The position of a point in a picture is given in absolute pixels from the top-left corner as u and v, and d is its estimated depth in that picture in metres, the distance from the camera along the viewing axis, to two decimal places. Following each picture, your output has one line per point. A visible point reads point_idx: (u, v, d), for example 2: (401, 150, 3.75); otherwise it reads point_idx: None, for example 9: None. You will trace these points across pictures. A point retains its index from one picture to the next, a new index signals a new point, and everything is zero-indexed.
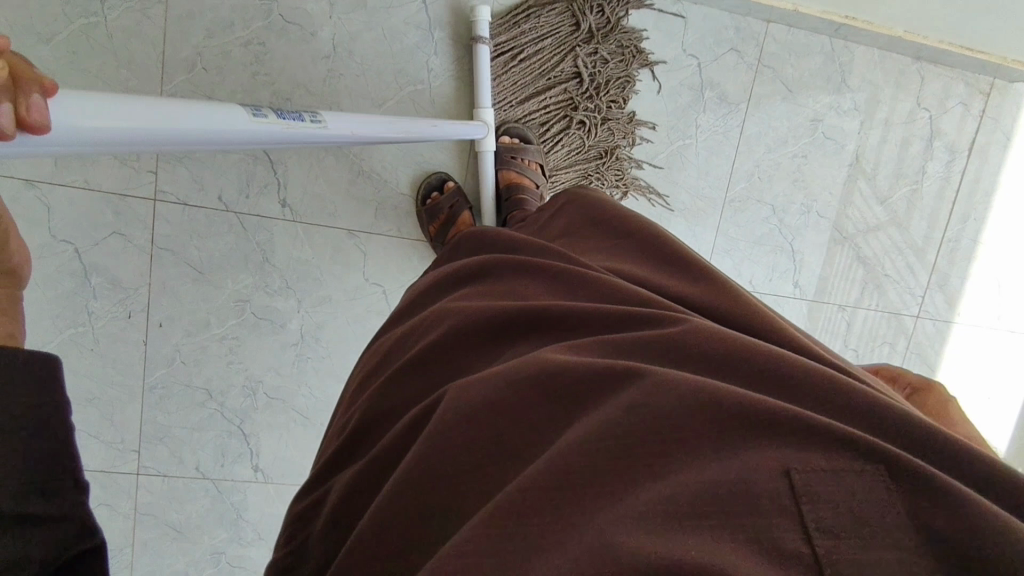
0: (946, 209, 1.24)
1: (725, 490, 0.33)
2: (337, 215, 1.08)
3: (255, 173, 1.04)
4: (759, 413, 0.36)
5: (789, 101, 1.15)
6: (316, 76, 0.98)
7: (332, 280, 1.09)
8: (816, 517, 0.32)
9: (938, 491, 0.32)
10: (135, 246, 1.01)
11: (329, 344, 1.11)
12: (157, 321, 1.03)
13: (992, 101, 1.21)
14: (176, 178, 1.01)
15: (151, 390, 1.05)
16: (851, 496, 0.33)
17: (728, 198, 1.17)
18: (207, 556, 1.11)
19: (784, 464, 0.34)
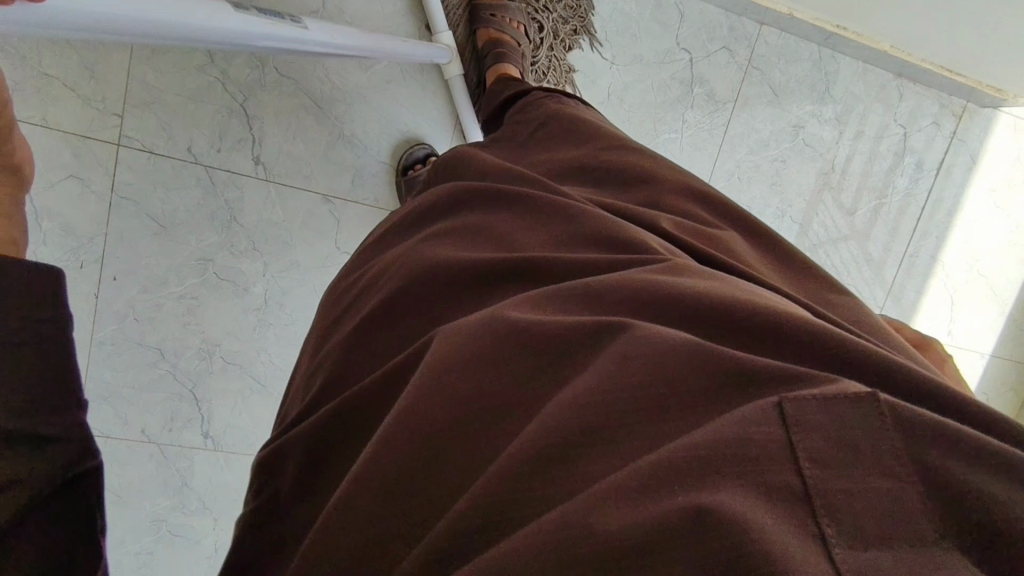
0: (909, 225, 1.28)
1: (722, 430, 0.31)
2: (314, 178, 1.05)
3: (230, 126, 1.00)
4: (748, 370, 0.35)
5: (773, 105, 1.17)
6: None
7: (301, 245, 1.06)
8: (809, 443, 0.30)
9: (929, 423, 0.30)
10: (93, 193, 0.96)
11: (293, 309, 1.08)
12: (111, 273, 0.98)
13: (963, 124, 1.25)
14: (144, 124, 0.96)
15: (99, 346, 1.00)
16: (844, 420, 0.30)
17: None
18: (145, 524, 1.06)
19: (773, 398, 0.32)
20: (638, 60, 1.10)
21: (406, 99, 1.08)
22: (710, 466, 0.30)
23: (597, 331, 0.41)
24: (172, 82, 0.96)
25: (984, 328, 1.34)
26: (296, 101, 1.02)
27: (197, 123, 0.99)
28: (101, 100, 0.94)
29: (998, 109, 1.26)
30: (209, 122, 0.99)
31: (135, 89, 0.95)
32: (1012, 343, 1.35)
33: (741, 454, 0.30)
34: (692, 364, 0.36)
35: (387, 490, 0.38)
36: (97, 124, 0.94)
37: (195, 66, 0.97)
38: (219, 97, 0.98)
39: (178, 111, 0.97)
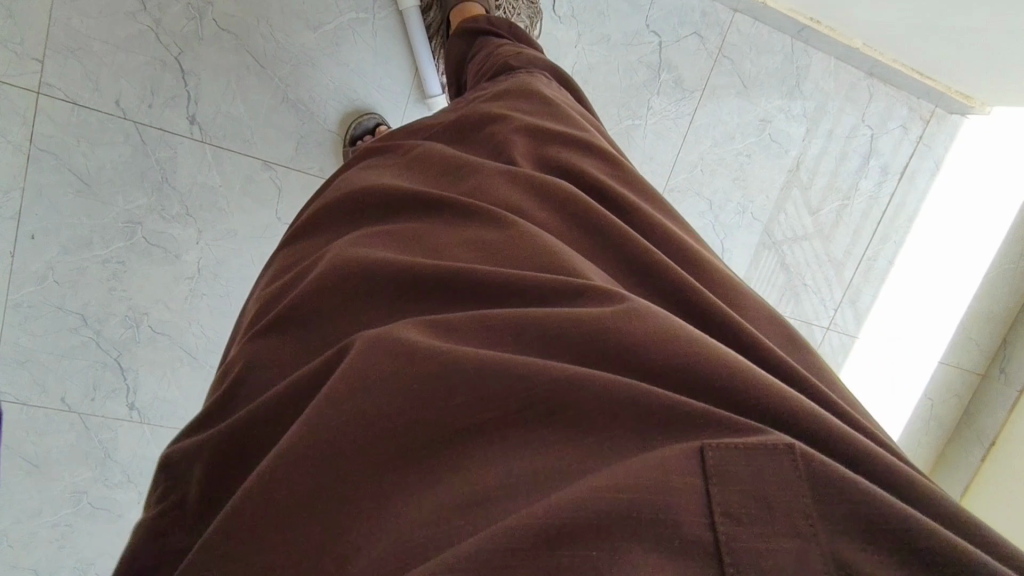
0: (870, 227, 1.27)
1: (629, 484, 0.28)
2: (253, 144, 0.98)
3: (163, 80, 0.93)
4: (684, 413, 0.32)
5: (741, 96, 1.14)
6: None
7: (240, 214, 1.00)
8: (722, 499, 0.28)
9: (847, 485, 0.27)
10: (9, 143, 0.89)
11: (228, 281, 1.01)
12: (29, 232, 0.91)
13: (930, 129, 1.24)
14: (67, 72, 0.89)
15: (17, 308, 0.93)
16: (760, 477, 0.28)
17: (665, 186, 1.15)
18: (65, 495, 1.00)
19: (694, 444, 0.30)
20: (605, 40, 1.05)
21: (357, 64, 1.01)
22: (620, 510, 0.27)
23: (515, 366, 0.34)
24: (102, 30, 0.89)
25: (929, 338, 1.35)
26: (237, 57, 0.95)
27: (126, 75, 0.91)
28: (20, 42, 0.86)
29: (965, 115, 1.25)
30: (140, 75, 0.92)
31: (60, 33, 0.88)
32: (961, 351, 1.37)
33: (652, 505, 0.27)
34: (612, 406, 0.33)
35: (268, 521, 0.34)
36: (15, 67, 0.87)
37: (126, 14, 0.90)
38: (152, 48, 0.91)
39: (105, 61, 0.90)
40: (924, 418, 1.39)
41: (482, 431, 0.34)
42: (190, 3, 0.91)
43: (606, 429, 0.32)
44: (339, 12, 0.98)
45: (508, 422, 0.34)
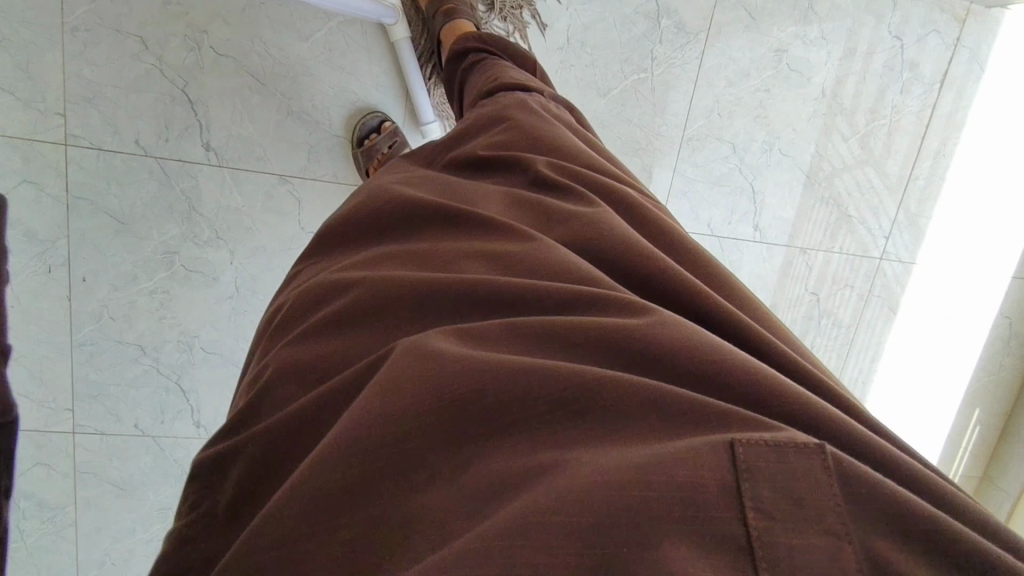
0: (913, 145, 1.20)
1: (656, 482, 0.28)
2: (268, 160, 0.99)
3: (174, 113, 0.94)
4: (703, 412, 0.33)
5: (751, 30, 1.09)
6: (235, 5, 0.93)
7: (265, 229, 1.02)
8: (754, 495, 0.28)
9: (872, 483, 0.28)
10: (49, 196, 0.94)
11: (266, 295, 1.05)
12: (80, 275, 0.98)
13: (969, 28, 1.15)
14: (87, 120, 0.92)
15: (82, 347, 1.01)
16: (791, 474, 0.29)
17: (685, 136, 1.12)
18: (155, 509, 1.12)
19: (722, 439, 0.30)
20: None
21: (353, 65, 1.00)
22: (650, 507, 0.28)
23: (543, 373, 0.35)
24: (111, 74, 0.91)
25: (988, 260, 1.29)
26: (238, 79, 0.95)
27: (140, 111, 0.94)
28: (41, 100, 0.90)
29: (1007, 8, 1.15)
30: (152, 110, 0.94)
31: (74, 85, 0.91)
32: None
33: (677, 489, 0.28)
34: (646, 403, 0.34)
35: (301, 531, 0.34)
36: (40, 126, 0.91)
37: (128, 54, 0.91)
38: (159, 83, 0.93)
39: (118, 102, 0.93)
40: (1000, 338, 1.34)
41: (505, 438, 0.34)
42: (185, 34, 0.92)
43: (630, 425, 0.33)
44: (327, 18, 0.97)
45: (531, 424, 0.34)
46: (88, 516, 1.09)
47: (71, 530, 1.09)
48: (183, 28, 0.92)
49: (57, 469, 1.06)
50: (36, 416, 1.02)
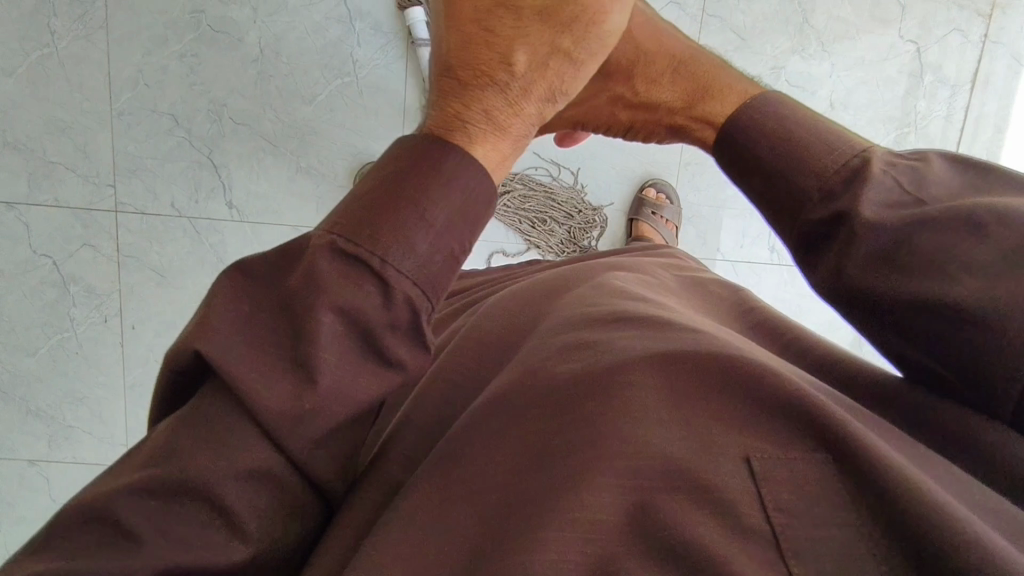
0: (949, 142, 1.28)
1: (680, 483, 0.35)
2: (282, 213, 1.07)
3: (202, 177, 1.04)
4: (724, 404, 0.39)
5: (743, 49, 1.18)
6: (248, 80, 1.02)
7: None
8: (774, 499, 0.34)
9: (885, 466, 0.34)
10: (103, 256, 1.05)
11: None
12: (130, 324, 1.08)
13: (990, 24, 1.23)
14: (132, 189, 1.03)
15: (133, 389, 1.11)
16: (806, 480, 0.35)
17: (680, 161, 1.21)
18: None
19: (740, 451, 0.36)
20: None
21: (351, 123, 1.06)
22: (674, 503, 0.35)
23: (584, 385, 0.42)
24: (150, 147, 1.02)
25: None
26: (254, 144, 1.04)
27: (174, 179, 1.04)
28: (96, 174, 1.02)
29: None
30: (183, 177, 1.04)
31: (121, 159, 1.02)
32: None
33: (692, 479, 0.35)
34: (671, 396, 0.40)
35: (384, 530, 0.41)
36: (95, 196, 1.03)
37: (164, 130, 1.02)
38: (189, 153, 1.03)
39: (156, 172, 1.03)
40: None
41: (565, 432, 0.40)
42: (208, 107, 1.02)
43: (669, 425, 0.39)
44: (327, 81, 1.04)
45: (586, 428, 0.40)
46: None
47: None
48: (207, 103, 1.02)
49: None
50: (97, 451, 1.14)
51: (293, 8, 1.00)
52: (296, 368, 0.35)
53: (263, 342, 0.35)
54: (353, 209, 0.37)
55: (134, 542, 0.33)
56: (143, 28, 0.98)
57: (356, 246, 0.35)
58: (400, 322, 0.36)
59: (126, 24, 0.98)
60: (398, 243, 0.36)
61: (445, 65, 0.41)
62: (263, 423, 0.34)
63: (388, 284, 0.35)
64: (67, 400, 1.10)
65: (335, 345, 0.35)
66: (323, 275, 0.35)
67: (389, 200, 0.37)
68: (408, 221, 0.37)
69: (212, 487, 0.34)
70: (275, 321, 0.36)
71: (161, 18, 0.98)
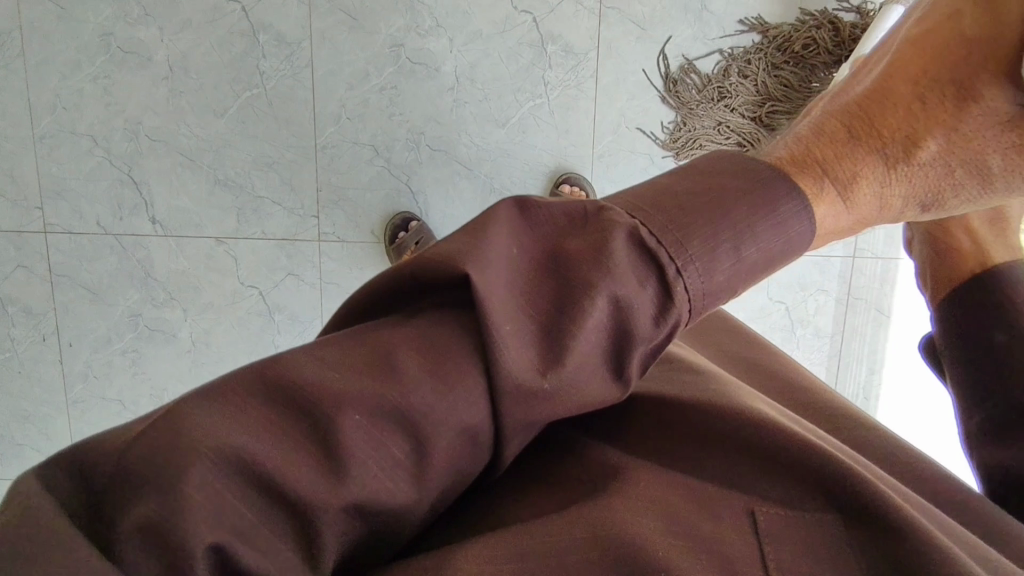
0: None
1: (684, 527, 0.33)
2: (204, 226, 1.03)
3: (123, 194, 1.01)
4: (758, 443, 0.36)
5: (645, 40, 1.03)
6: (160, 98, 0.98)
7: (210, 286, 1.06)
8: (776, 557, 0.33)
9: (903, 530, 0.32)
10: (37, 275, 1.04)
11: (218, 348, 1.09)
12: (67, 340, 1.08)
13: None
14: (59, 209, 1.01)
15: (74, 404, 1.11)
16: (807, 545, 0.33)
17: (594, 154, 1.06)
18: None
19: (748, 505, 0.34)
20: (478, 36, 1.00)
21: (264, 132, 1.00)
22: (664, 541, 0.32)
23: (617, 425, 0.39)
24: (73, 169, 1.00)
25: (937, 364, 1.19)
26: (171, 159, 1.00)
27: (98, 197, 1.01)
28: (24, 197, 1.01)
29: None
30: (105, 194, 1.01)
31: (46, 181, 1.00)
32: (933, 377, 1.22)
33: (685, 526, 0.33)
34: (778, 455, 0.35)
35: None
36: (25, 218, 1.01)
37: (83, 150, 0.99)
38: (108, 170, 1.00)
39: (80, 191, 1.01)
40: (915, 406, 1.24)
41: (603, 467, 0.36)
42: (124, 126, 0.98)
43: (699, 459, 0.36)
44: (236, 94, 0.98)
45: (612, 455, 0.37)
46: None
47: None
48: (124, 123, 0.98)
49: None
50: None
51: (198, 25, 0.96)
52: (552, 350, 0.29)
53: (532, 312, 0.30)
54: (661, 194, 0.32)
55: (337, 473, 0.26)
56: (56, 52, 0.96)
57: (657, 243, 0.30)
58: (651, 344, 0.31)
59: (40, 49, 0.95)
60: (701, 258, 0.30)
61: (847, 109, 0.35)
62: (500, 386, 0.28)
63: (667, 300, 0.30)
64: (15, 417, 1.12)
65: (594, 345, 0.29)
66: (617, 261, 0.29)
67: (708, 191, 0.32)
68: (722, 239, 0.31)
69: (441, 425, 0.27)
70: (552, 294, 0.30)
71: (72, 43, 0.95)
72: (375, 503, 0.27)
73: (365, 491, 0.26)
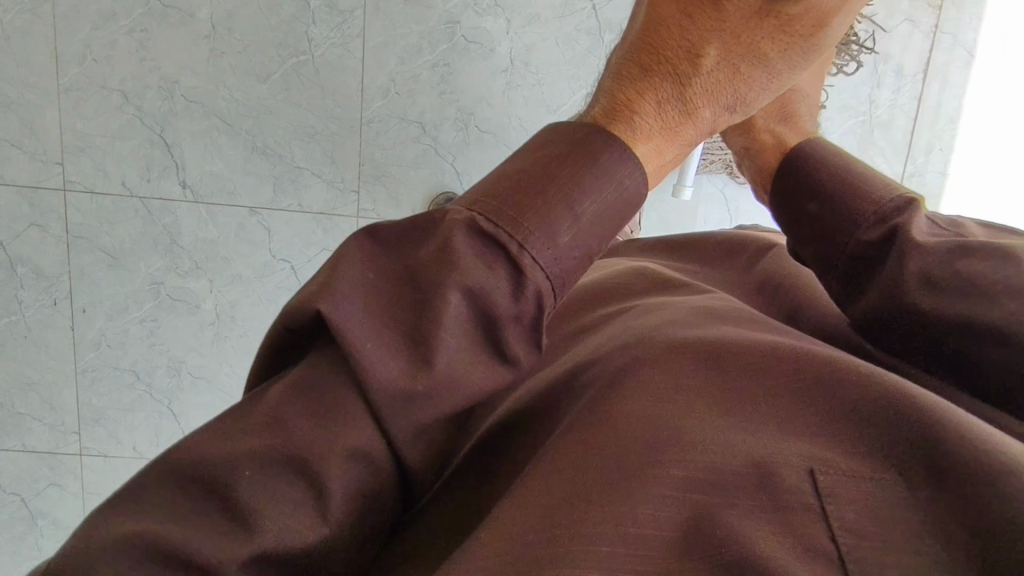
0: (912, 138, 1.16)
1: (735, 485, 0.34)
2: (237, 194, 1.02)
3: (153, 155, 0.99)
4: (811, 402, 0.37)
5: None
6: (199, 58, 0.96)
7: (240, 257, 1.06)
8: (839, 517, 0.33)
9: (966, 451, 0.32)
10: (52, 236, 1.02)
11: (244, 321, 1.09)
12: (80, 307, 1.05)
13: (945, 14, 1.10)
14: (81, 167, 0.99)
15: (84, 374, 1.09)
16: (870, 497, 0.33)
17: None
18: None
19: (805, 465, 0.35)
20: (536, 19, 0.97)
21: (307, 101, 0.98)
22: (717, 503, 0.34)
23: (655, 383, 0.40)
24: (100, 125, 0.97)
25: None
26: (207, 122, 0.98)
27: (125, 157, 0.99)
28: (44, 152, 0.98)
29: None
30: (134, 155, 0.99)
31: (69, 136, 0.98)
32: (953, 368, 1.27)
33: (737, 485, 0.34)
34: (827, 409, 0.37)
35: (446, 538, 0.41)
36: (44, 174, 0.99)
37: (113, 107, 0.97)
38: (138, 130, 0.98)
39: (106, 150, 0.99)
40: None
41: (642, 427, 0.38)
42: (159, 85, 0.96)
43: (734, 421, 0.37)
44: (280, 59, 0.96)
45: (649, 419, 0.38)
46: None
47: None
48: (158, 80, 0.96)
49: (68, 489, 1.16)
50: (49, 439, 1.12)
51: None
52: (419, 352, 0.34)
53: (393, 321, 0.35)
54: (498, 180, 0.37)
55: (246, 526, 0.32)
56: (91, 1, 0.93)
57: (495, 230, 0.35)
58: (519, 319, 0.36)
59: None
60: (536, 229, 0.36)
61: (632, 59, 0.42)
62: (380, 392, 0.34)
63: (519, 276, 0.35)
64: (17, 385, 1.08)
65: (456, 334, 0.35)
66: (460, 256, 0.35)
67: (535, 177, 0.37)
68: (550, 208, 0.36)
69: (325, 461, 0.34)
70: (414, 299, 0.35)
71: None
72: (278, 555, 0.33)
73: (272, 540, 0.32)
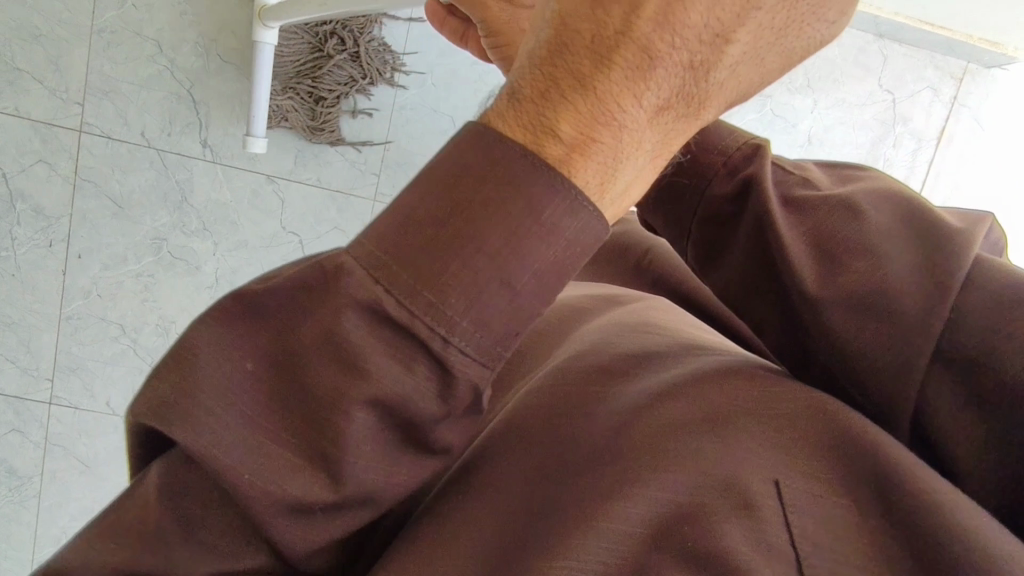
0: None
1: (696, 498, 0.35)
2: (257, 160, 1.06)
3: (177, 110, 1.02)
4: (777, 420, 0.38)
5: None
6: (242, 20, 1.01)
7: (248, 225, 1.09)
8: (799, 529, 0.33)
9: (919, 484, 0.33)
10: (59, 176, 1.02)
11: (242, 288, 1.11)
12: (75, 252, 1.05)
13: (964, 87, 1.17)
14: (102, 111, 1.01)
15: (69, 320, 1.08)
16: (826, 520, 0.34)
17: None
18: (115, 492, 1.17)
19: (769, 475, 0.35)
20: None
21: None
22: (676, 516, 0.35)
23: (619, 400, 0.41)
24: (128, 71, 1.00)
25: None
26: (238, 85, 1.03)
27: (148, 109, 1.02)
28: (65, 89, 0.99)
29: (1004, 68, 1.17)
30: (158, 108, 1.02)
31: (94, 78, 0.99)
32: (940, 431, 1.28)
33: (696, 497, 0.35)
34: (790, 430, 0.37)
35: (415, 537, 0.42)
36: (60, 111, 1.00)
37: (145, 57, 1.00)
38: (166, 83, 1.01)
39: (131, 97, 1.01)
40: None
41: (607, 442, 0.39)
42: (196, 40, 1.00)
43: (692, 435, 0.38)
44: None
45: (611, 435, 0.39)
46: (50, 489, 1.15)
47: (35, 497, 1.15)
48: (195, 36, 1.00)
49: (29, 439, 1.12)
50: (18, 384, 1.10)
51: None
52: (325, 472, 0.28)
53: (274, 440, 0.28)
54: (414, 227, 0.28)
55: None
56: None
57: (412, 316, 0.27)
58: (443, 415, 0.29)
59: None
60: (468, 316, 0.27)
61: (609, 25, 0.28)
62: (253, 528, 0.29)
63: (448, 376, 0.28)
64: None
65: (369, 455, 0.29)
66: (367, 365, 0.27)
67: (479, 224, 0.27)
68: (489, 281, 0.27)
69: None
70: (302, 416, 0.28)
71: None
72: None
73: None
